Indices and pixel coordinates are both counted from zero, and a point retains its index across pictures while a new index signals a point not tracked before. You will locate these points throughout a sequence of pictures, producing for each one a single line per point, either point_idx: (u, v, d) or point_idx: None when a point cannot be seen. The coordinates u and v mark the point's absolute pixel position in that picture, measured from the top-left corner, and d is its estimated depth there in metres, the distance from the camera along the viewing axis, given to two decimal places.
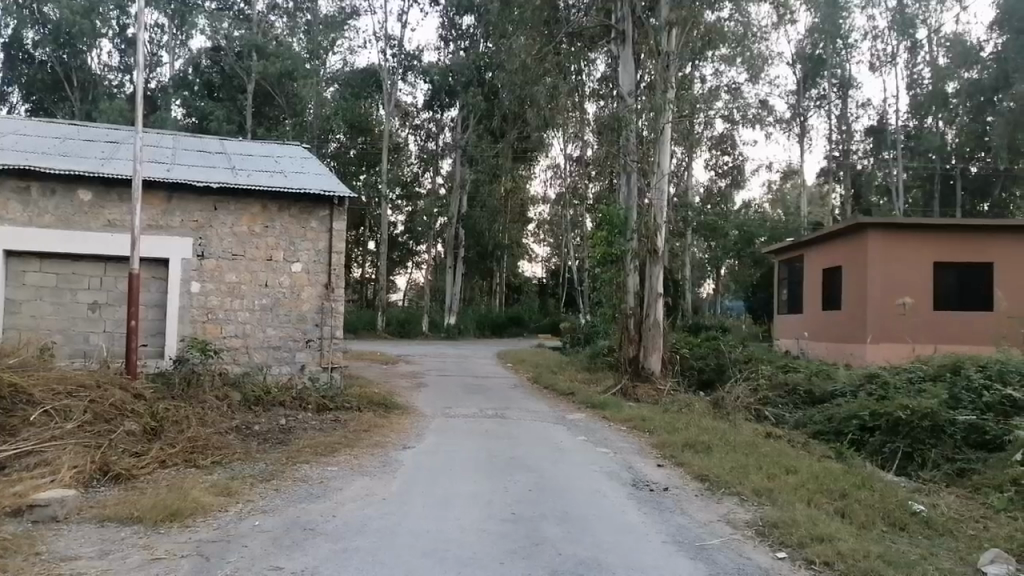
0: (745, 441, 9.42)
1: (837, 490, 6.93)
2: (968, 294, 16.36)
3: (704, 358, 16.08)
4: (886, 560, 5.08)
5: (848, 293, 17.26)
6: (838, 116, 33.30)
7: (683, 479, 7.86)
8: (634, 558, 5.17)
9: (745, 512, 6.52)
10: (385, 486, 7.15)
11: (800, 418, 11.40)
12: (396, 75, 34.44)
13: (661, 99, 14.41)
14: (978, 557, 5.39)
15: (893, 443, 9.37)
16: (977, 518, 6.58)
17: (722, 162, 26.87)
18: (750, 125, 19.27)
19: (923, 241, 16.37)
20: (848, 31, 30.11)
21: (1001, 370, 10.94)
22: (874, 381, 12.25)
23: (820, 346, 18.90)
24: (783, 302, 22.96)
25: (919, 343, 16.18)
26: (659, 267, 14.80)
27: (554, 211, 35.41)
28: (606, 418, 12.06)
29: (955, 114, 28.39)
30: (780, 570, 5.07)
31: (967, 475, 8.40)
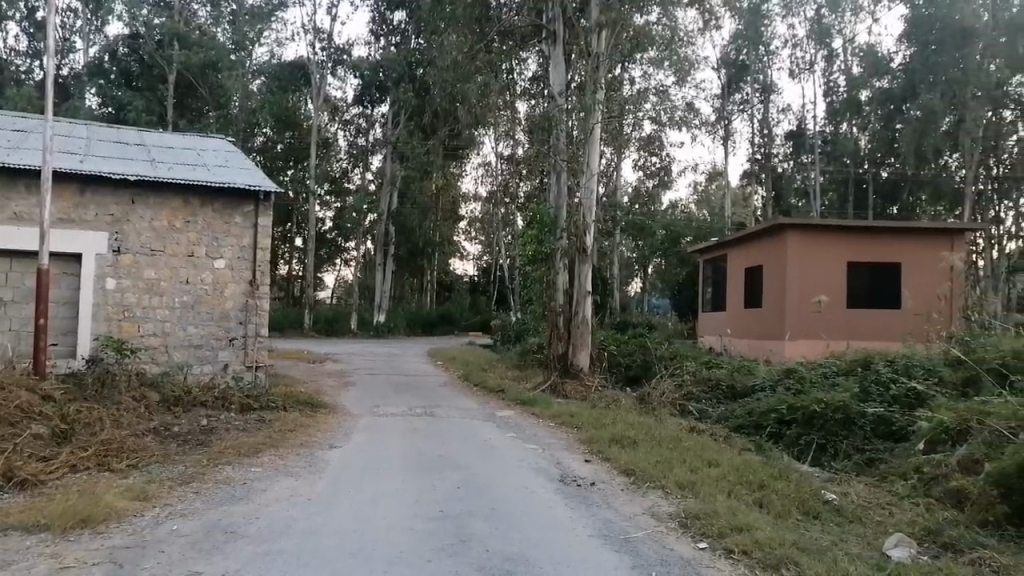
0: (668, 435, 9.67)
1: (756, 481, 7.17)
2: (878, 293, 17.15)
3: (631, 354, 16.38)
4: (800, 547, 5.29)
5: (768, 291, 17.89)
6: (760, 120, 34.35)
7: (609, 474, 8.00)
8: (560, 553, 5.24)
9: (668, 504, 6.66)
10: (310, 486, 7.03)
11: (721, 412, 11.76)
12: (325, 69, 33.81)
13: (591, 99, 14.57)
14: (883, 542, 5.69)
15: (808, 436, 9.79)
16: (883, 505, 6.92)
17: (650, 163, 27.39)
18: (676, 126, 19.70)
19: (838, 242, 17.08)
20: (770, 38, 31.43)
21: (906, 364, 11.51)
22: (791, 376, 12.72)
23: (741, 343, 19.54)
24: (706, 300, 23.60)
25: (833, 339, 16.90)
26: (588, 266, 14.95)
27: (485, 209, 35.46)
28: (535, 414, 12.17)
29: (868, 121, 29.93)
30: (700, 560, 5.21)
31: (874, 464, 8.84)
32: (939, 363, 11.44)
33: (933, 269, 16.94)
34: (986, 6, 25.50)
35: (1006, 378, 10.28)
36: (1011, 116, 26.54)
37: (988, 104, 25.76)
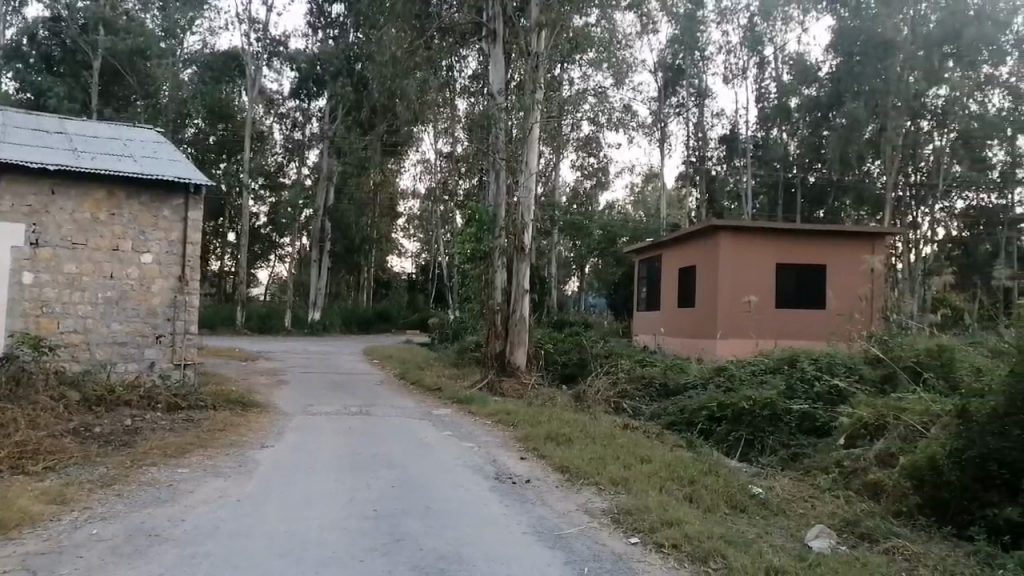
0: (603, 432, 9.80)
1: (685, 476, 7.35)
2: (805, 293, 17.74)
3: (567, 353, 16.54)
4: (727, 540, 5.44)
5: (701, 291, 18.30)
6: (695, 124, 35.07)
7: (544, 471, 8.06)
8: (494, 550, 5.26)
9: (601, 501, 6.75)
10: (240, 487, 6.87)
11: (655, 409, 11.99)
12: (260, 60, 32.36)
13: (529, 99, 14.65)
14: (806, 534, 5.91)
15: (737, 432, 10.10)
16: (806, 498, 7.18)
17: (588, 163, 27.67)
18: (614, 128, 19.95)
19: (767, 243, 17.60)
20: (705, 44, 32.22)
21: (829, 362, 11.91)
22: (722, 374, 13.03)
23: (675, 342, 19.94)
24: (641, 300, 23.98)
25: (762, 339, 17.40)
26: (526, 264, 15.03)
27: (423, 207, 35.24)
28: (471, 412, 12.16)
29: (797, 127, 30.83)
30: (632, 555, 5.31)
31: (799, 459, 9.14)
32: (859, 360, 11.89)
33: (855, 271, 17.66)
34: (906, 20, 26.40)
35: (921, 376, 10.77)
36: (928, 126, 27.99)
37: (907, 113, 27.04)
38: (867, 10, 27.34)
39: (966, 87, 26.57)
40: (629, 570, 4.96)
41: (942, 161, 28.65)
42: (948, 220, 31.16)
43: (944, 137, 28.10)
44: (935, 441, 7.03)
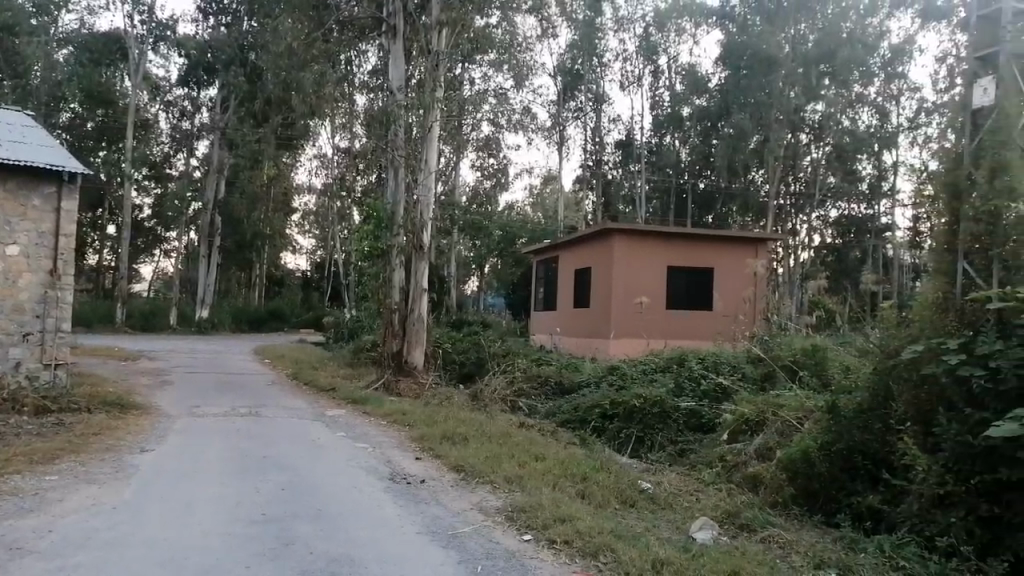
0: (498, 431, 9.86)
1: (578, 473, 7.50)
2: (694, 295, 18.46)
3: (464, 352, 16.57)
4: (616, 535, 5.59)
5: (597, 292, 18.72)
6: (592, 128, 35.88)
7: (439, 470, 8.04)
8: (386, 551, 5.19)
9: (496, 499, 6.80)
10: (116, 493, 6.49)
11: (549, 408, 12.19)
12: (144, 44, 30.96)
13: (429, 97, 14.58)
14: (690, 526, 6.16)
15: (628, 429, 10.37)
16: (692, 491, 7.48)
17: (487, 163, 27.67)
18: (513, 129, 20.09)
19: (659, 246, 18.20)
20: (603, 51, 32.99)
21: (715, 361, 12.43)
22: (615, 373, 13.36)
23: (570, 341, 20.33)
24: (538, 299, 24.34)
25: (653, 339, 17.97)
26: (424, 263, 14.93)
27: (320, 202, 34.41)
28: (365, 413, 11.97)
29: (688, 135, 32.01)
30: (524, 552, 5.37)
31: (686, 454, 9.52)
32: (742, 359, 12.48)
33: (740, 274, 18.56)
34: (787, 39, 28.04)
35: (797, 374, 11.42)
36: (806, 140, 30.05)
37: (787, 127, 28.76)
38: (753, 27, 28.63)
39: (840, 103, 28.56)
40: (521, 567, 5.02)
41: (818, 172, 30.74)
42: (823, 228, 33.25)
43: (820, 150, 30.34)
44: (808, 435, 7.51)
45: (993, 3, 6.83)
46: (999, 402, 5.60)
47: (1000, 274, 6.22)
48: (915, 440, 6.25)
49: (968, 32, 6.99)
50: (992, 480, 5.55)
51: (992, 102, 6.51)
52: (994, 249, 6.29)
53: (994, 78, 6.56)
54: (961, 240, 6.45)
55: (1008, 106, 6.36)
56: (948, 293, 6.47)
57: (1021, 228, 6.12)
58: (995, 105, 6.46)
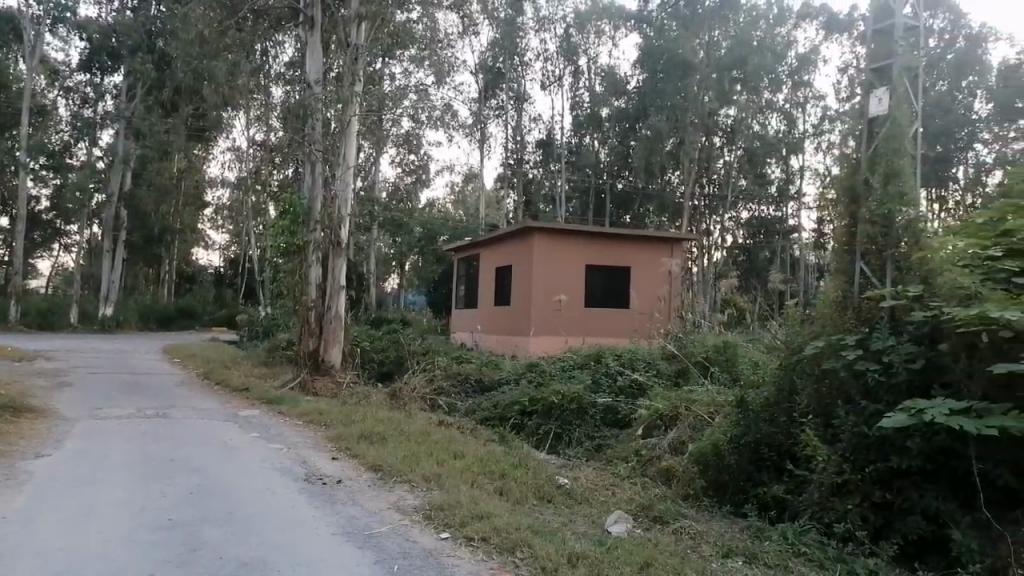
0: (417, 429, 9.80)
1: (497, 471, 7.53)
2: (611, 292, 18.82)
3: (384, 350, 16.39)
4: (533, 531, 5.65)
5: (517, 289, 18.86)
6: (513, 127, 36.06)
7: (356, 470, 7.92)
8: (299, 554, 5.08)
9: (413, 498, 6.77)
10: (7, 502, 6.12)
11: (469, 405, 12.19)
12: (41, 25, 29.31)
13: (348, 91, 14.33)
14: (606, 519, 6.29)
15: (546, 426, 10.50)
16: (608, 486, 7.63)
17: (408, 160, 27.35)
18: (435, 126, 19.93)
19: (578, 245, 18.47)
20: (524, 50, 33.15)
21: (631, 357, 12.73)
22: (534, 370, 13.49)
23: (490, 339, 20.41)
24: (459, 297, 24.31)
25: (571, 335, 18.21)
26: (342, 259, 14.69)
27: (233, 196, 33.34)
28: (280, 413, 11.68)
29: (607, 136, 32.72)
30: (442, 550, 5.35)
31: (602, 450, 9.69)
32: (657, 356, 12.82)
33: (656, 273, 19.00)
34: (702, 44, 28.72)
35: (709, 370, 11.80)
36: (719, 142, 31.03)
37: (702, 129, 29.49)
38: (670, 31, 29.09)
39: (750, 108, 29.76)
40: (438, 565, 5.00)
41: (731, 175, 31.90)
42: (735, 229, 34.37)
43: (733, 153, 31.54)
44: (717, 430, 7.76)
45: (887, 18, 7.22)
46: (891, 394, 6.05)
47: (892, 274, 6.62)
48: (816, 431, 6.56)
49: (865, 45, 7.37)
50: (885, 468, 5.91)
51: (886, 110, 6.90)
52: (888, 250, 6.70)
53: (887, 88, 6.95)
54: (859, 241, 6.82)
55: (900, 114, 6.76)
56: (846, 292, 6.85)
57: (911, 230, 6.59)
58: (888, 114, 6.84)
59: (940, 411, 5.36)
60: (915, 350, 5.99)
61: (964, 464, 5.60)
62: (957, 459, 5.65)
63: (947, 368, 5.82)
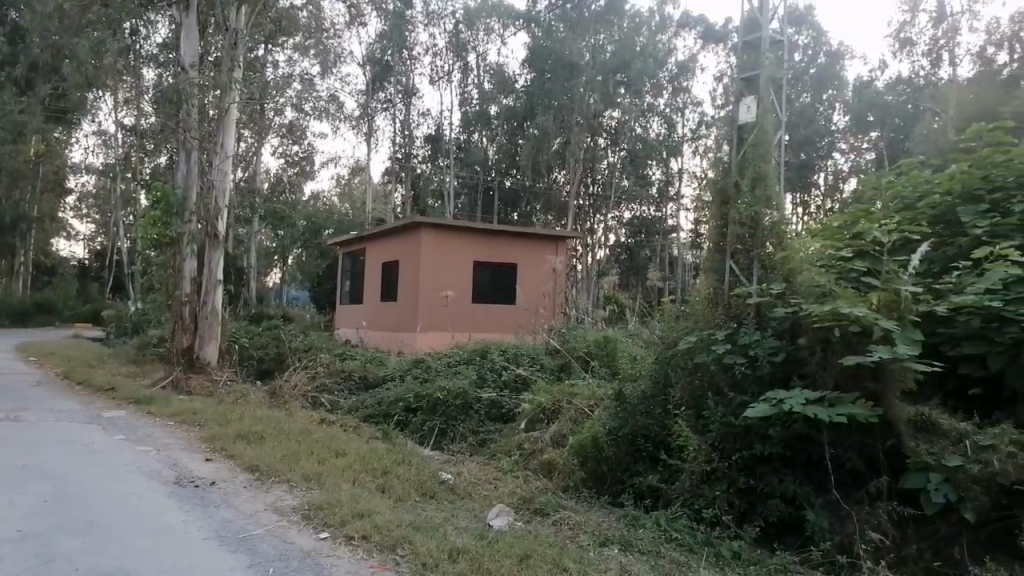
0: (297, 428, 9.54)
1: (380, 468, 7.45)
2: (497, 289, 18.97)
3: (264, 347, 15.83)
4: (414, 527, 5.62)
5: (404, 284, 18.67)
6: (402, 121, 36.02)
7: (231, 471, 7.63)
8: (168, 562, 4.84)
9: (292, 498, 6.58)
10: None
11: (352, 403, 11.97)
12: None
13: (227, 77, 13.75)
14: (487, 513, 6.36)
15: (431, 422, 10.53)
16: (490, 480, 7.70)
17: (291, 151, 26.84)
18: (320, 117, 19.36)
19: (466, 241, 18.48)
20: (412, 44, 32.92)
21: (515, 352, 12.90)
22: (419, 366, 13.42)
23: (375, 335, 20.13)
24: (344, 292, 23.84)
25: (458, 332, 18.21)
26: (219, 252, 14.05)
27: (99, 183, 31.25)
28: (149, 413, 11.07)
29: (495, 134, 32.97)
30: (319, 551, 5.23)
31: (485, 444, 9.76)
32: (541, 351, 13.06)
33: (541, 270, 19.34)
34: (587, 47, 29.44)
35: (589, 364, 12.10)
36: (604, 143, 31.92)
37: (586, 130, 30.24)
38: (557, 32, 29.50)
39: (632, 111, 30.78)
40: (314, 566, 4.89)
41: (614, 175, 32.88)
42: (617, 228, 35.18)
43: (615, 154, 32.48)
44: (596, 422, 7.95)
45: (755, 31, 7.72)
46: (755, 386, 6.44)
47: (758, 273, 7.00)
48: (688, 422, 6.87)
49: (736, 56, 7.80)
50: (750, 455, 6.26)
51: (753, 118, 7.31)
52: (753, 250, 7.10)
53: (755, 97, 7.39)
54: (728, 241, 7.20)
55: (765, 122, 7.19)
56: (717, 289, 7.23)
57: (775, 231, 7.00)
58: (756, 121, 7.27)
59: (797, 401, 5.76)
60: (777, 344, 6.40)
61: (818, 449, 6.01)
62: (812, 445, 6.06)
63: (805, 361, 6.23)
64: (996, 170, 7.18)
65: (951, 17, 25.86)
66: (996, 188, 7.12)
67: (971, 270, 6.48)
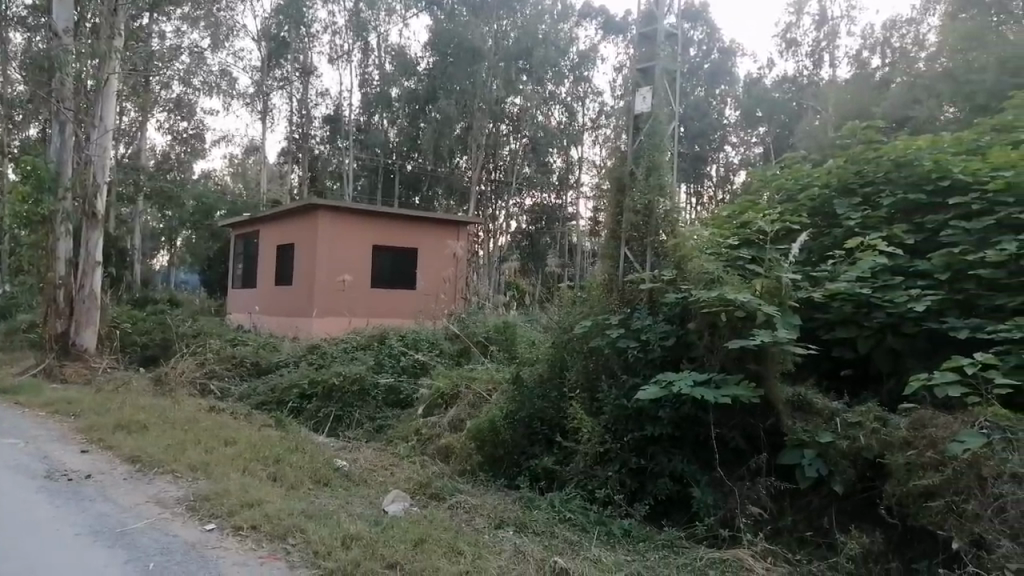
0: (185, 416, 9.12)
1: (271, 456, 7.22)
2: (396, 274, 18.75)
3: (148, 333, 15.03)
4: (306, 515, 5.49)
5: (300, 268, 18.13)
6: (299, 100, 34.98)
7: (110, 463, 7.20)
8: (38, 561, 4.53)
9: (177, 489, 6.29)
10: None
11: (244, 390, 11.55)
12: None
13: (106, 46, 12.79)
14: (383, 500, 6.27)
15: (327, 408, 10.31)
16: (386, 466, 7.60)
17: (178, 124, 25.71)
18: (210, 91, 18.43)
19: (365, 225, 18.16)
20: (311, 21, 31.90)
21: (414, 338, 12.79)
22: (315, 352, 13.10)
23: (270, 321, 19.48)
24: (236, 276, 22.94)
25: (356, 317, 17.87)
26: (99, 232, 13.22)
27: None
28: (19, 404, 10.29)
29: (396, 117, 32.42)
30: (205, 543, 5.02)
31: (382, 430, 9.65)
32: (440, 336, 13.02)
33: (441, 255, 19.26)
34: (491, 33, 29.56)
35: (488, 350, 12.15)
36: (506, 130, 31.98)
37: (489, 116, 30.15)
38: (460, 17, 29.64)
39: (535, 98, 30.99)
40: (199, 559, 4.69)
41: (516, 162, 33.05)
42: (519, 215, 35.18)
43: (517, 141, 32.71)
44: (494, 406, 7.98)
45: (652, 22, 7.88)
46: (647, 369, 6.64)
47: (651, 261, 7.19)
48: (582, 405, 7.01)
49: (635, 47, 7.96)
50: (640, 437, 6.46)
51: (649, 109, 7.49)
52: (647, 238, 7.29)
53: (650, 87, 7.56)
54: (624, 230, 7.36)
55: (658, 114, 7.39)
56: (612, 275, 7.41)
57: (668, 221, 7.21)
58: (650, 112, 7.45)
59: (686, 383, 5.97)
60: (668, 329, 6.64)
61: (705, 429, 6.28)
62: (699, 425, 6.32)
63: (693, 345, 6.45)
64: (867, 166, 7.68)
65: (832, 21, 27.39)
66: (867, 183, 7.59)
67: (845, 259, 6.91)
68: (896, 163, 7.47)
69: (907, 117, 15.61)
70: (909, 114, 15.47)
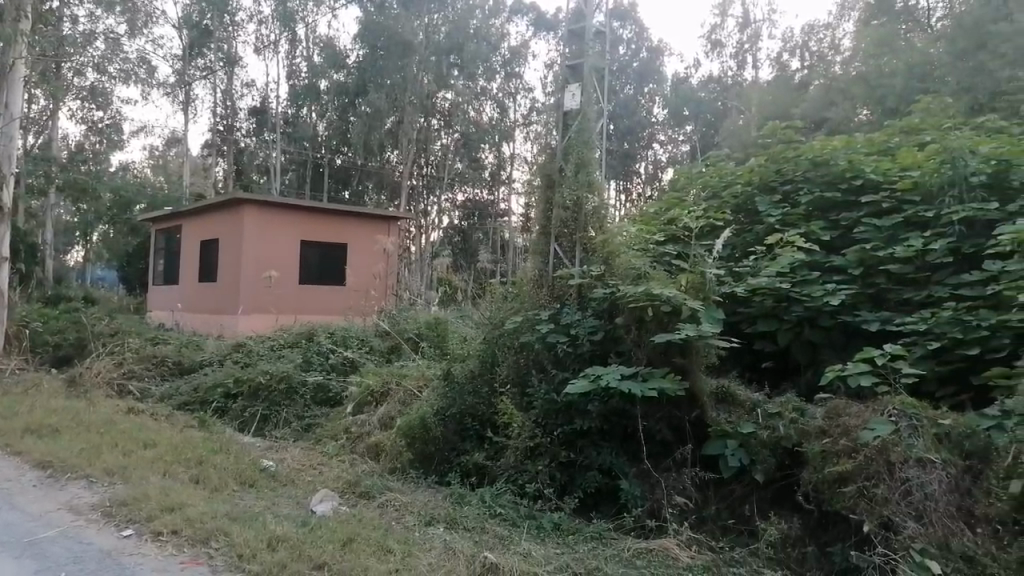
0: (100, 419, 8.74)
1: (193, 458, 6.99)
2: (324, 269, 18.42)
3: (61, 331, 14.34)
4: (229, 518, 5.34)
5: (224, 264, 17.60)
6: (223, 91, 34.15)
7: (17, 469, 6.84)
8: None
9: (92, 494, 6.03)
10: None
11: (165, 390, 11.15)
12: None
13: (12, 29, 12.13)
14: (310, 500, 6.15)
15: (253, 407, 10.05)
16: (314, 465, 7.46)
17: (93, 113, 24.63)
18: (126, 80, 17.71)
19: (292, 220, 17.76)
20: (236, 10, 31.03)
21: (344, 335, 12.60)
22: (240, 350, 12.74)
23: (193, 318, 18.89)
24: (157, 272, 22.12)
25: (282, 314, 17.50)
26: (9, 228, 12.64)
27: None
28: None
29: (325, 109, 31.72)
30: (122, 550, 4.83)
31: (310, 428, 9.47)
32: (370, 333, 12.85)
33: (370, 251, 19.01)
34: (422, 27, 29.17)
35: (419, 346, 12.05)
36: (437, 124, 31.81)
37: (420, 110, 29.91)
38: (389, 9, 28.94)
39: (467, 93, 30.99)
40: (115, 566, 4.51)
41: (447, 157, 32.91)
42: (451, 210, 34.84)
43: (448, 136, 32.60)
44: (424, 403, 7.92)
45: (580, 18, 7.91)
46: (576, 363, 6.71)
47: (580, 257, 7.26)
48: (513, 401, 7.02)
49: (564, 43, 7.99)
50: (569, 430, 6.53)
51: (577, 106, 7.59)
52: (576, 233, 7.36)
53: (578, 85, 7.65)
54: (554, 226, 7.42)
55: (586, 112, 7.48)
56: (542, 270, 7.46)
57: (595, 218, 7.26)
58: (579, 110, 7.54)
59: (613, 376, 6.06)
60: (596, 324, 6.73)
61: (632, 422, 6.40)
62: (626, 418, 6.43)
63: (620, 340, 6.57)
64: (786, 165, 7.94)
65: (754, 24, 28.29)
66: (786, 181, 7.85)
67: (765, 254, 7.13)
68: (814, 162, 7.73)
69: (824, 118, 16.23)
70: (826, 114, 16.07)
